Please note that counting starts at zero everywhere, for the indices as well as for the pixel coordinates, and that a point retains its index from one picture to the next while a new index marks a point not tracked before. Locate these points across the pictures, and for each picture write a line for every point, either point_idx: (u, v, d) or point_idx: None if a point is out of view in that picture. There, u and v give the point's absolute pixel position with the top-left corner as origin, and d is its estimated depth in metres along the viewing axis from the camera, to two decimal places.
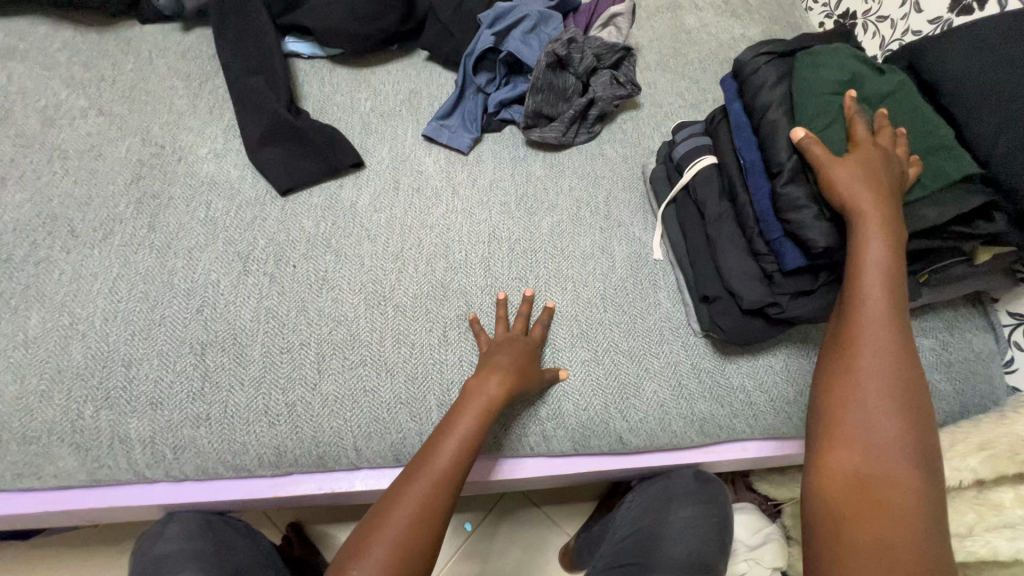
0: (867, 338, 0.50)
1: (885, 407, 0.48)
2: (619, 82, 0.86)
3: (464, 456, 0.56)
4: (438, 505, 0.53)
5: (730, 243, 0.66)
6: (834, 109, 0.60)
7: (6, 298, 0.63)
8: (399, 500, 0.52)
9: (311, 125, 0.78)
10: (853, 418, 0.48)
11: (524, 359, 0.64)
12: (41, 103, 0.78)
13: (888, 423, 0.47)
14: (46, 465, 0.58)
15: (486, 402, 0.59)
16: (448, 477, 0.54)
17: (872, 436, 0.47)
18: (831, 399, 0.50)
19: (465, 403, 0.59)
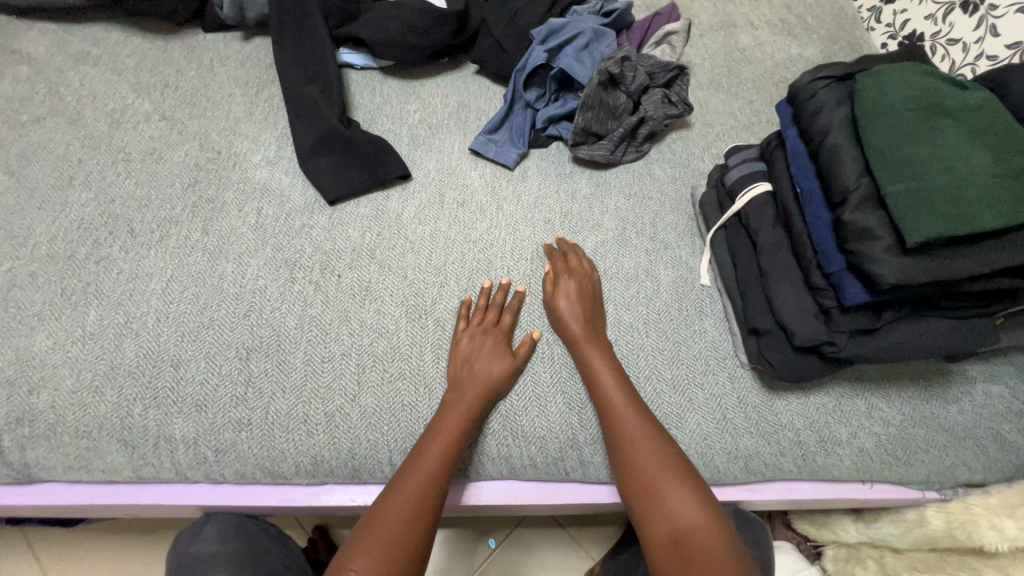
0: (634, 421, 0.60)
1: (683, 490, 0.55)
2: (670, 102, 0.84)
3: (448, 455, 0.58)
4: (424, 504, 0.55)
5: (783, 275, 0.63)
6: (911, 129, 0.53)
7: (68, 293, 0.65)
8: (390, 503, 0.55)
9: (362, 136, 0.79)
10: (664, 514, 0.55)
11: (503, 352, 0.65)
12: (109, 106, 0.82)
13: (686, 503, 0.54)
14: (95, 459, 0.59)
15: (468, 403, 0.61)
16: (435, 475, 0.57)
17: (676, 518, 0.54)
18: (639, 494, 0.57)
19: (447, 405, 0.61)
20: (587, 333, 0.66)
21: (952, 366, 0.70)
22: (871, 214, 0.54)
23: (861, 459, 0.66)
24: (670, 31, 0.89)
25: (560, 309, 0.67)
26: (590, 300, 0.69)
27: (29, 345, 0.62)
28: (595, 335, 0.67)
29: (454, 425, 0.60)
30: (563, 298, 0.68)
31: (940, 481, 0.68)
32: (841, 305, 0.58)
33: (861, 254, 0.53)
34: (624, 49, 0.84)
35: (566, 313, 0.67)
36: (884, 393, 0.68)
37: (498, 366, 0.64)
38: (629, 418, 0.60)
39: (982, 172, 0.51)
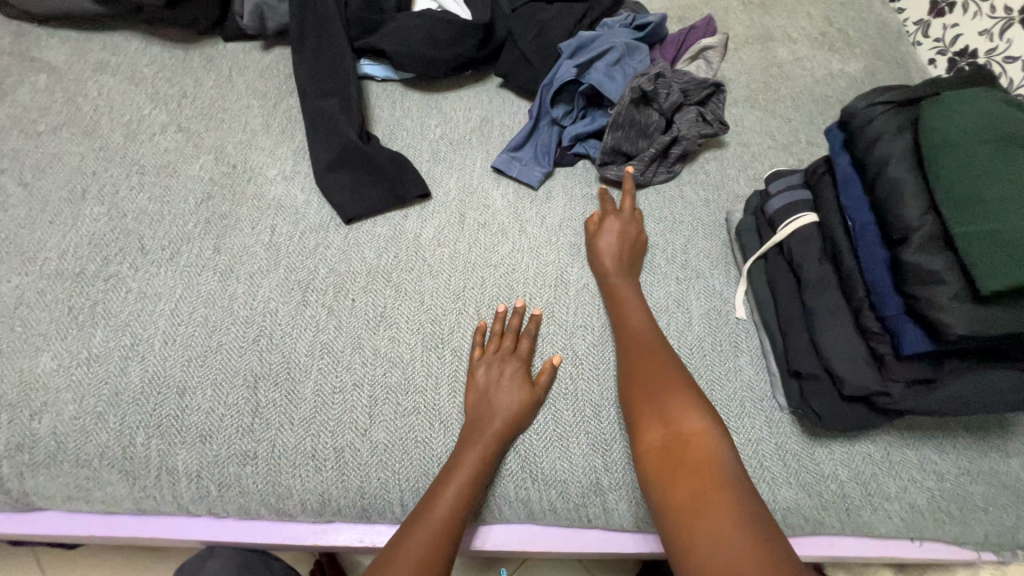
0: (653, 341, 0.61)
1: (687, 398, 0.52)
2: (704, 122, 0.80)
3: (462, 507, 0.54)
4: (436, 562, 0.50)
5: (830, 315, 0.58)
6: (985, 165, 0.48)
7: (75, 313, 0.63)
8: (396, 555, 0.50)
9: (381, 152, 0.76)
10: (665, 415, 0.51)
11: (523, 385, 0.61)
12: (126, 117, 0.80)
13: (688, 406, 0.51)
14: (96, 489, 0.57)
15: (485, 449, 0.57)
16: (448, 530, 0.52)
17: (676, 418, 0.50)
18: (643, 400, 0.54)
19: (462, 451, 0.57)
20: (621, 265, 0.69)
21: (1012, 416, 0.65)
22: (937, 255, 0.49)
23: (912, 516, 0.61)
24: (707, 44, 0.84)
25: (602, 240, 0.70)
26: (633, 239, 0.71)
27: (32, 367, 0.60)
28: (629, 269, 0.69)
29: (470, 471, 0.56)
30: (606, 233, 0.71)
31: (999, 543, 0.62)
32: (896, 352, 0.53)
33: (924, 301, 0.48)
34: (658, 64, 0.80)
35: (603, 245, 0.70)
36: (937, 444, 0.63)
37: (519, 395, 0.60)
38: (647, 337, 0.61)
39: None
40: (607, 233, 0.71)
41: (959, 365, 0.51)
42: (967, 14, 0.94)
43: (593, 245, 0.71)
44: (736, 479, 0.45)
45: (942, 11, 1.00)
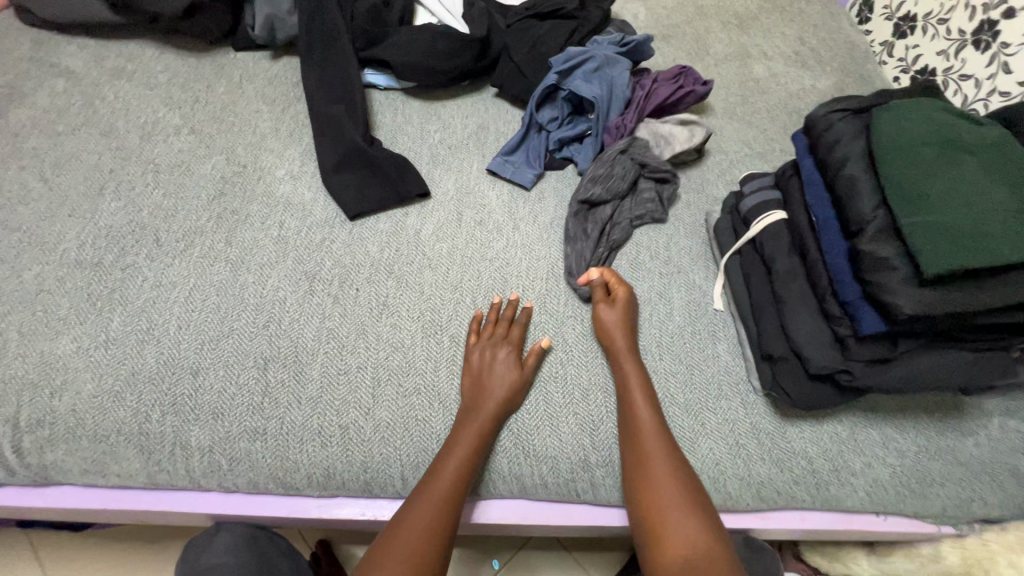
0: (658, 437, 0.60)
1: (688, 508, 0.55)
2: (644, 201, 0.81)
3: (463, 476, 0.58)
4: (441, 531, 0.55)
5: (798, 302, 0.63)
6: (927, 163, 0.54)
7: (94, 299, 0.67)
8: (403, 533, 0.54)
9: (384, 153, 0.81)
10: (667, 532, 0.55)
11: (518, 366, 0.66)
12: (141, 120, 0.84)
13: (691, 520, 0.55)
14: (111, 464, 0.60)
15: (482, 423, 0.61)
16: (451, 497, 0.57)
17: (676, 533, 0.54)
18: (647, 512, 0.57)
19: (462, 426, 0.61)
20: (628, 349, 0.67)
21: (967, 399, 0.70)
22: (888, 244, 0.54)
23: (875, 490, 0.66)
24: (694, 125, 0.86)
25: (601, 320, 0.69)
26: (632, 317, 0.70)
27: (53, 348, 0.63)
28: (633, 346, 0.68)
29: (467, 446, 0.60)
30: (605, 314, 0.69)
31: (957, 516, 0.67)
32: (856, 334, 0.58)
33: (878, 285, 0.54)
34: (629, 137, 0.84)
35: (610, 324, 0.68)
36: (898, 425, 0.68)
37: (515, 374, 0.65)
38: (657, 432, 0.60)
39: (993, 205, 0.51)
40: (606, 315, 0.69)
41: (912, 344, 0.57)
42: (926, 35, 1.02)
43: (600, 325, 0.69)
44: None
45: (904, 33, 1.09)
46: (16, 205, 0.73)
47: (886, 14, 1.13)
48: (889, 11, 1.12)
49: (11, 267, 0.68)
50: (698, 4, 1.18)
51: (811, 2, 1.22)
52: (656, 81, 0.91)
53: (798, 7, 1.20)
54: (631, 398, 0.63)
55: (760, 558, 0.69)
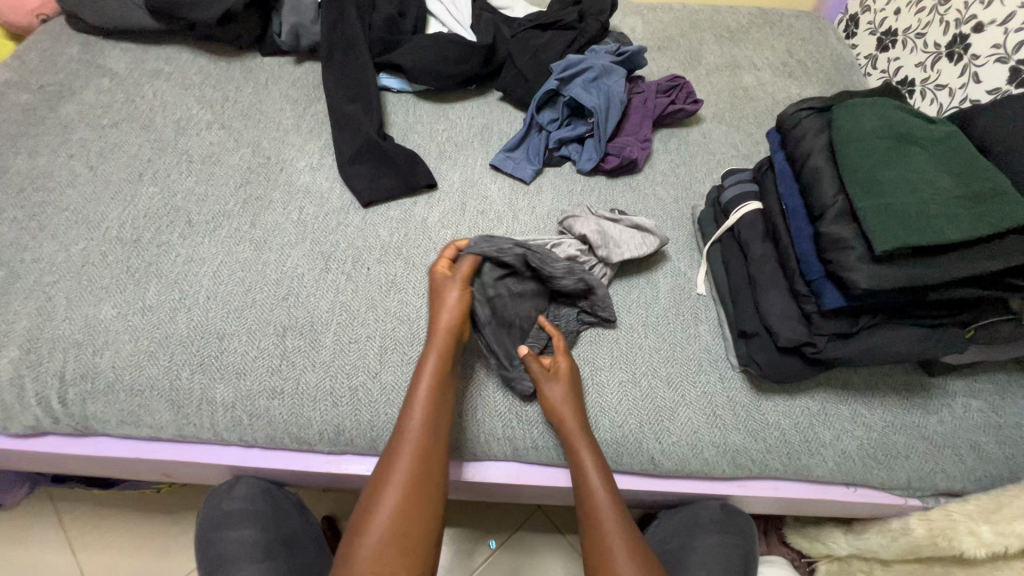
0: (604, 497, 0.62)
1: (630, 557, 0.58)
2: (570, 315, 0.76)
3: (421, 450, 0.61)
4: (407, 521, 0.58)
5: (770, 283, 0.69)
6: (879, 155, 0.61)
7: (132, 271, 0.74)
8: (367, 531, 0.57)
9: (396, 148, 0.89)
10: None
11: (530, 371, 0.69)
12: (177, 116, 0.93)
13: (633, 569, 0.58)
14: (145, 416, 0.67)
15: (426, 396, 0.63)
16: (414, 476, 0.59)
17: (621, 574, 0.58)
18: (594, 559, 0.60)
19: (410, 404, 0.63)
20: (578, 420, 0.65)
21: (933, 379, 0.75)
22: (846, 227, 0.60)
23: (844, 460, 0.70)
24: (648, 231, 0.79)
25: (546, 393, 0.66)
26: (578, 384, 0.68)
27: (97, 312, 0.70)
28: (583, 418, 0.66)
29: (417, 424, 0.61)
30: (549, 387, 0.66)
31: (920, 487, 0.72)
32: (820, 309, 0.63)
33: (836, 263, 0.60)
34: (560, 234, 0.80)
35: (553, 397, 0.66)
36: (867, 401, 0.73)
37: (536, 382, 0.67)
38: (601, 494, 0.62)
39: (936, 192, 0.58)
40: (553, 389, 0.66)
41: (870, 319, 0.62)
42: (905, 49, 1.09)
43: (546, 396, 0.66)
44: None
45: (887, 46, 1.15)
46: (65, 188, 0.81)
47: (870, 29, 1.20)
48: (872, 26, 1.19)
49: (60, 242, 0.76)
50: (692, 19, 1.25)
51: (800, 18, 1.29)
52: (651, 91, 0.99)
53: (787, 22, 1.28)
54: (579, 466, 0.63)
55: (736, 520, 0.75)
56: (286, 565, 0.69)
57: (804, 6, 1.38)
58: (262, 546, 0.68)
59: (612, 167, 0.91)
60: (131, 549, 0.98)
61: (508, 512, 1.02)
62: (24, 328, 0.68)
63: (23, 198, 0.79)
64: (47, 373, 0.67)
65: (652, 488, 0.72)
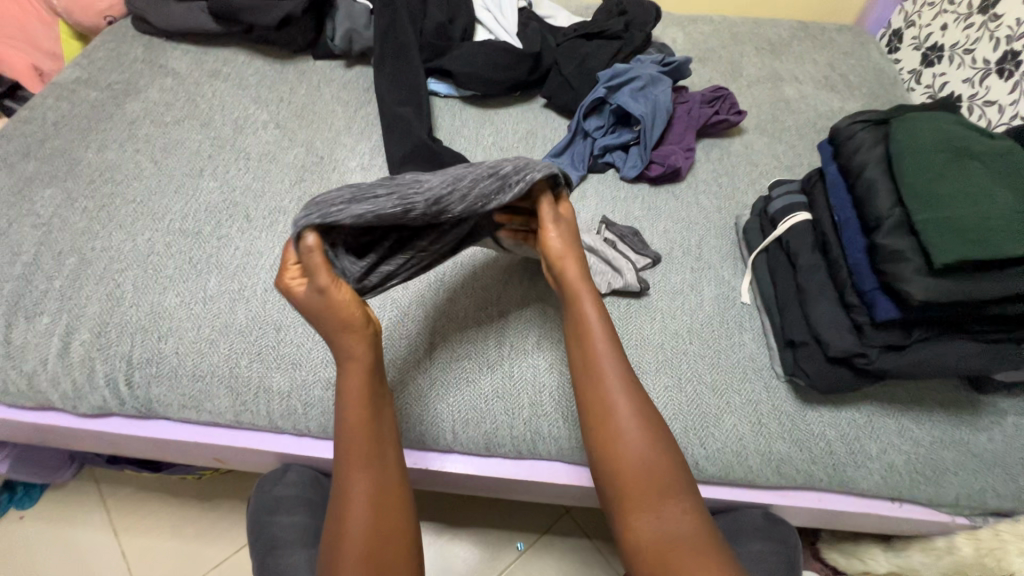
0: (607, 356, 0.61)
1: (634, 427, 0.59)
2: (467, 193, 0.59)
3: (364, 421, 0.59)
4: (377, 486, 0.58)
5: (820, 293, 0.70)
6: (937, 168, 0.61)
7: (194, 262, 0.77)
8: (349, 497, 0.57)
9: (445, 151, 0.91)
10: (620, 447, 0.58)
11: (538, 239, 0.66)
12: (235, 115, 0.96)
13: (637, 440, 0.58)
14: (205, 401, 0.69)
15: (361, 363, 0.59)
16: (368, 446, 0.59)
17: (630, 450, 0.58)
18: (598, 427, 0.60)
19: (346, 373, 0.59)
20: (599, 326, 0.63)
21: (983, 397, 0.74)
22: (902, 239, 0.61)
23: (891, 474, 0.70)
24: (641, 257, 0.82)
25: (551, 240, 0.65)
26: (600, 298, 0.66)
27: (161, 300, 0.73)
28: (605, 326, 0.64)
29: (357, 392, 0.59)
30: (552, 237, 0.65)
31: (969, 506, 0.71)
32: (873, 321, 0.64)
33: (892, 274, 0.60)
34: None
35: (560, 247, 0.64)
36: (914, 416, 0.72)
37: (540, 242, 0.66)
38: (608, 363, 0.61)
39: (997, 206, 0.58)
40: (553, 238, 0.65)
41: (925, 332, 0.62)
42: (952, 64, 1.08)
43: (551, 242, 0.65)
44: (684, 502, 0.56)
45: (931, 61, 1.14)
46: (132, 181, 0.85)
47: (915, 44, 1.19)
48: (917, 41, 1.19)
49: (127, 232, 0.79)
50: (734, 31, 1.26)
51: (842, 32, 1.29)
52: (693, 101, 1.00)
53: (828, 36, 1.28)
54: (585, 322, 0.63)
55: (778, 529, 0.75)
56: None
57: (845, 20, 1.38)
58: (312, 532, 0.74)
59: (655, 175, 0.92)
60: (171, 534, 1.01)
61: (536, 514, 1.03)
62: (94, 313, 0.72)
63: (92, 189, 0.83)
64: (116, 356, 0.70)
65: None
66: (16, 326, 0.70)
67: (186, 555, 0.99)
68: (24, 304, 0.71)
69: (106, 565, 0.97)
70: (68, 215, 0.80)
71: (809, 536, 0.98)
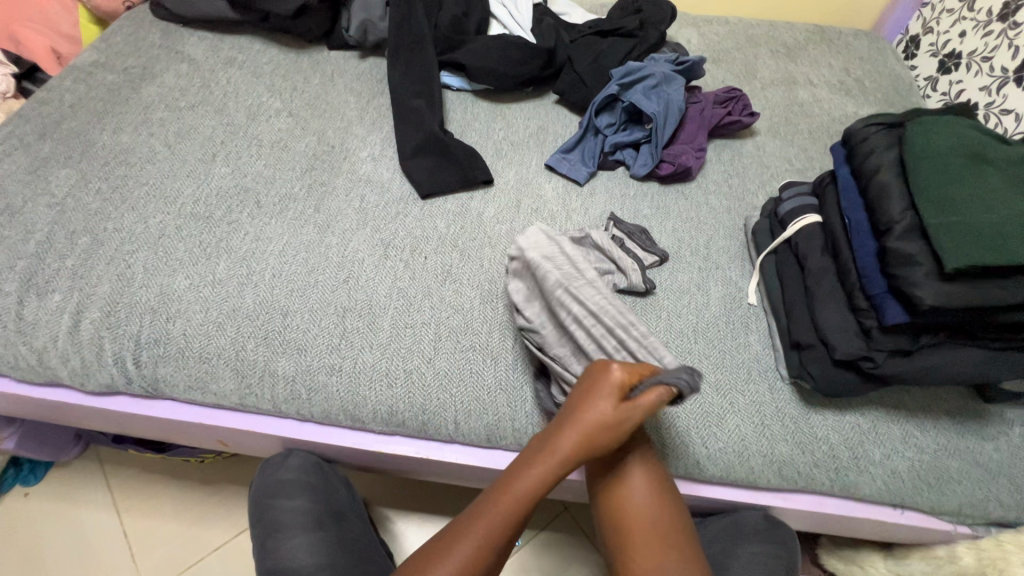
0: (631, 430, 0.64)
1: (651, 497, 0.62)
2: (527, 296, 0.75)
3: (528, 497, 0.57)
4: (490, 548, 0.57)
5: (828, 296, 0.69)
6: (949, 174, 0.61)
7: (204, 245, 0.78)
8: (458, 542, 0.56)
9: (456, 143, 0.91)
10: (633, 520, 0.61)
11: (598, 386, 0.58)
12: (248, 102, 0.97)
13: (651, 509, 0.61)
14: (211, 383, 0.70)
15: (565, 448, 0.57)
16: (506, 513, 0.57)
17: (638, 508, 0.61)
18: (613, 499, 0.63)
19: (537, 443, 0.60)
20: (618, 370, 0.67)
21: (989, 406, 0.73)
22: (913, 243, 0.61)
23: (893, 480, 0.69)
24: (650, 253, 0.82)
25: (592, 409, 0.57)
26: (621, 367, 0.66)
27: (171, 282, 0.74)
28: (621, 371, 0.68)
29: (537, 468, 0.58)
30: (604, 408, 0.57)
31: (972, 515, 0.70)
32: (880, 324, 0.63)
33: (901, 278, 0.60)
34: (582, 237, 0.81)
35: (595, 415, 0.57)
36: (919, 423, 0.72)
37: (589, 396, 0.58)
38: (632, 443, 0.64)
39: (1005, 215, 0.58)
40: (600, 409, 0.57)
41: (932, 338, 0.62)
42: (969, 72, 1.07)
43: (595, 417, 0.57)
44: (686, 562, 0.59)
45: (948, 68, 1.13)
46: (146, 164, 0.86)
47: (932, 51, 1.18)
48: (935, 48, 1.17)
49: (139, 214, 0.80)
50: (749, 33, 1.26)
51: (858, 37, 1.28)
52: (706, 101, 1.00)
53: (845, 41, 1.27)
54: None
55: (778, 531, 0.75)
56: (336, 536, 0.75)
57: (862, 25, 1.36)
58: (313, 516, 0.75)
59: (666, 174, 0.91)
60: (173, 515, 1.01)
61: (534, 510, 1.03)
62: (104, 293, 0.72)
63: (106, 171, 0.84)
64: (124, 336, 0.71)
65: (693, 493, 0.73)
66: (27, 302, 0.71)
67: (187, 537, 1.00)
68: (37, 282, 0.72)
69: (109, 544, 0.98)
70: (82, 195, 0.81)
71: (808, 541, 0.97)
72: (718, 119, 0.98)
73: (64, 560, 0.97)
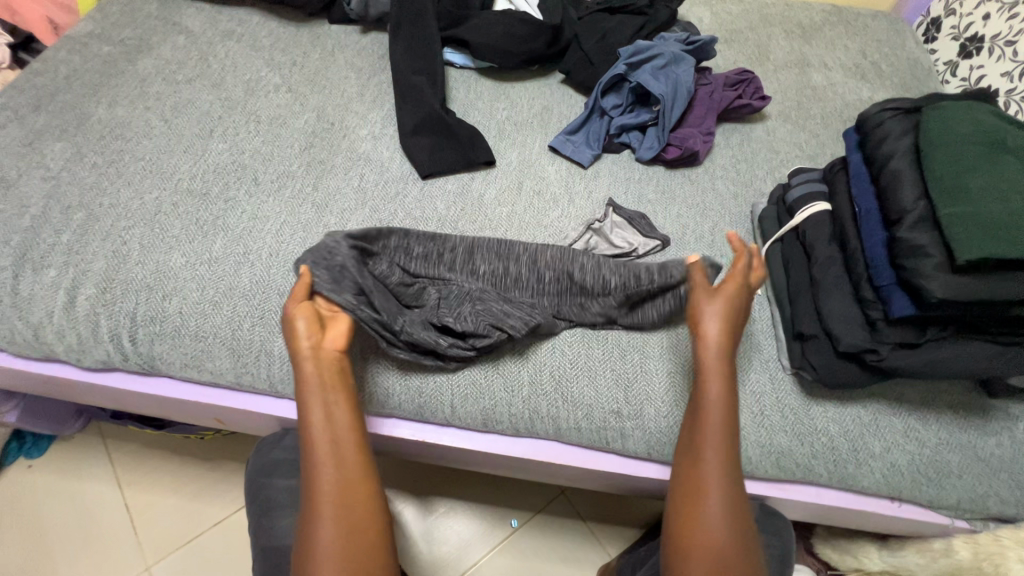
0: (715, 413, 0.60)
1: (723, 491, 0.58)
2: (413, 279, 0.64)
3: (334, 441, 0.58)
4: (348, 513, 0.56)
5: (833, 287, 0.68)
6: (965, 163, 0.60)
7: (200, 223, 0.77)
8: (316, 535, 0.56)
9: (458, 122, 0.89)
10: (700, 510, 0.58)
11: (291, 315, 0.61)
12: (247, 77, 0.95)
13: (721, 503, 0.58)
14: (206, 361, 0.70)
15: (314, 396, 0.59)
16: (330, 462, 0.57)
17: (706, 519, 0.57)
18: (687, 484, 0.60)
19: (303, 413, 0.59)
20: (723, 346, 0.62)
21: (994, 401, 0.72)
22: (924, 234, 0.59)
23: (892, 474, 0.68)
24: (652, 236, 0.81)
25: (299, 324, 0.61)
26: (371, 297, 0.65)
27: (166, 260, 0.73)
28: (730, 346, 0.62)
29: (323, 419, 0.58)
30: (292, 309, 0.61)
31: (970, 510, 0.70)
32: (886, 317, 0.62)
33: (911, 269, 0.58)
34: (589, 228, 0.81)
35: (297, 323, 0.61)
36: (922, 417, 0.71)
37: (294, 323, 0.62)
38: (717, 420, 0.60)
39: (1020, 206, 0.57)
40: (301, 320, 0.61)
41: (939, 331, 0.61)
42: (991, 56, 1.03)
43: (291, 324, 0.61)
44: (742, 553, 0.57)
45: (969, 53, 1.09)
46: (142, 138, 0.84)
47: (954, 34, 1.14)
48: (956, 31, 1.13)
49: (135, 189, 0.79)
50: (764, 12, 1.22)
51: (878, 18, 1.24)
52: (715, 83, 0.97)
53: (863, 22, 1.22)
54: (696, 317, 0.64)
55: (772, 521, 0.75)
56: None
57: (882, 5, 1.31)
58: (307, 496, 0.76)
59: (672, 158, 0.89)
60: (173, 491, 1.02)
61: (531, 493, 1.03)
62: (100, 269, 0.72)
63: (102, 145, 0.83)
64: (120, 313, 0.70)
65: None
66: (22, 277, 0.71)
67: (188, 512, 1.01)
68: (32, 257, 0.72)
69: (111, 517, 1.00)
70: (77, 169, 0.79)
71: (803, 531, 0.98)
72: (728, 102, 0.95)
73: (67, 532, 0.98)
